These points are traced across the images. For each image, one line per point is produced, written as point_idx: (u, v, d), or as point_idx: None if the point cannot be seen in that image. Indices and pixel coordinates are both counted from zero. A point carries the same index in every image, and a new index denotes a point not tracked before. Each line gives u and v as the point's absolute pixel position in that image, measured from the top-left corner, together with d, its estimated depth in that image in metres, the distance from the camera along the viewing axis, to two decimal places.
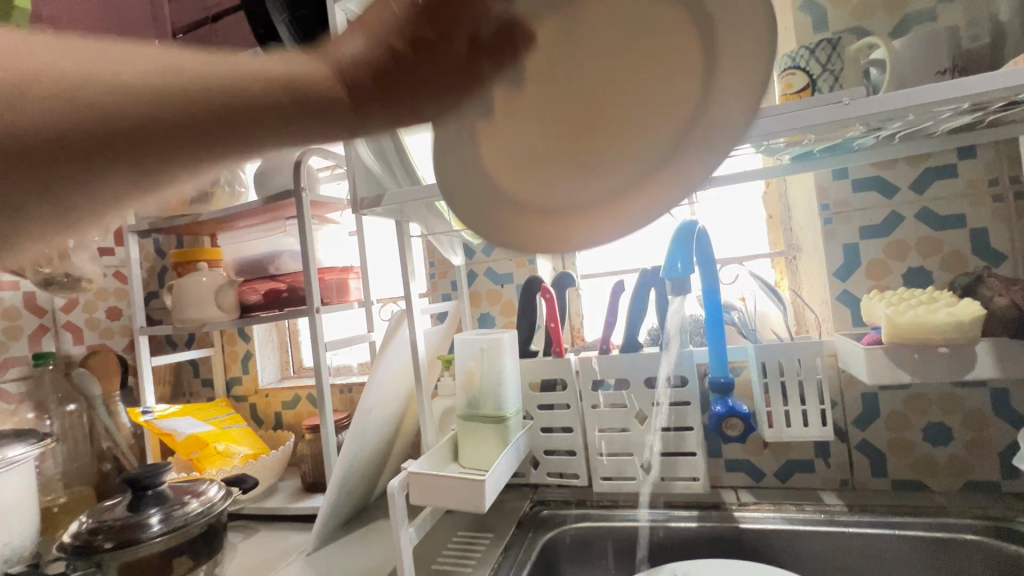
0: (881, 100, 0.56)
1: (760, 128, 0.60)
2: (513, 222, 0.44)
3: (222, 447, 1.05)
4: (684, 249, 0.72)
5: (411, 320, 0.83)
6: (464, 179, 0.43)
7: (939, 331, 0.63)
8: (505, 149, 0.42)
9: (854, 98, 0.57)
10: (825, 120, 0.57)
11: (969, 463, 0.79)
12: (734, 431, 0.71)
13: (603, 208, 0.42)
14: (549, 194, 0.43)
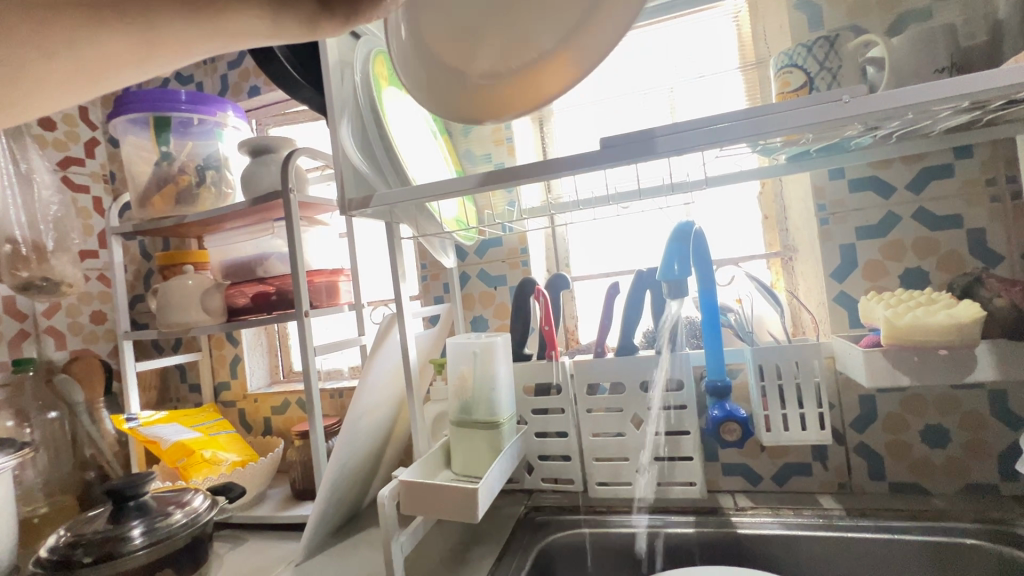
0: (881, 99, 0.55)
1: (760, 126, 0.58)
2: (486, 97, 0.50)
3: (209, 455, 1.03)
4: (681, 250, 0.70)
5: (402, 323, 0.81)
6: (431, 75, 0.51)
7: (939, 333, 0.62)
8: (458, 45, 0.51)
9: (854, 96, 0.56)
10: (824, 120, 0.56)
11: (968, 465, 0.78)
12: (732, 436, 0.69)
13: (565, 52, 0.48)
14: (508, 62, 0.49)
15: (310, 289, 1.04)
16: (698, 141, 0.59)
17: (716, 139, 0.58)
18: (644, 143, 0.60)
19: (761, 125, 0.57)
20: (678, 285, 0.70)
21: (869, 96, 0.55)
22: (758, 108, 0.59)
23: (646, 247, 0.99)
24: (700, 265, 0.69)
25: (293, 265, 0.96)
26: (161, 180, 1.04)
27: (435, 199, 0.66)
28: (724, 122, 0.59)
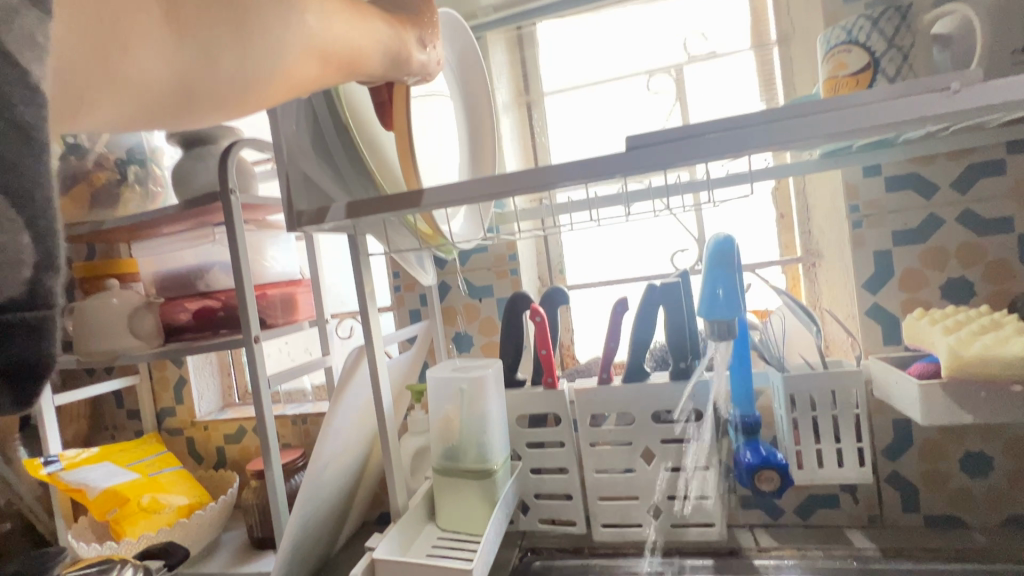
0: (1012, 84, 0.39)
1: (799, 132, 0.42)
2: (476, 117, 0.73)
3: (147, 502, 0.87)
4: (721, 271, 0.57)
5: (373, 356, 0.67)
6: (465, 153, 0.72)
7: (1015, 367, 0.53)
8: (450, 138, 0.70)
9: (965, 83, 0.41)
10: (892, 122, 0.41)
11: (1010, 495, 0.71)
12: (768, 485, 0.59)
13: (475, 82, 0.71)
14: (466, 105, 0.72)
15: (263, 304, 0.88)
16: (704, 153, 0.44)
17: (732, 148, 0.43)
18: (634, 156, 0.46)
19: (790, 131, 0.42)
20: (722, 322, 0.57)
21: (988, 83, 0.39)
22: (791, 104, 0.43)
23: (652, 252, 0.88)
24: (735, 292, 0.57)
25: (238, 281, 0.79)
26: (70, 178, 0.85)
27: (411, 212, 0.51)
28: (735, 125, 0.44)
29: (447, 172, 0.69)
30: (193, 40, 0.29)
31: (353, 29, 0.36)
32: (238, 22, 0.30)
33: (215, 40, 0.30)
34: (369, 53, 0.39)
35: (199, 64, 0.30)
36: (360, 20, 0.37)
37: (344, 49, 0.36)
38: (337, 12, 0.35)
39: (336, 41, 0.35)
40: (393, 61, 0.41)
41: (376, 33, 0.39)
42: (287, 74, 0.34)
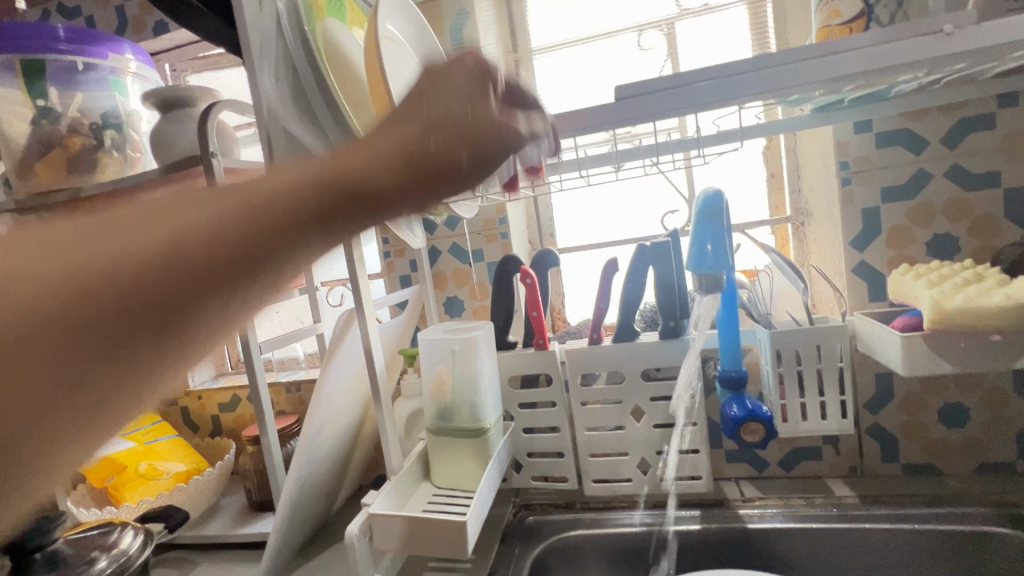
0: (1007, 25, 0.38)
1: (793, 77, 0.41)
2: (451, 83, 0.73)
3: (145, 468, 0.89)
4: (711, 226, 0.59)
5: (363, 319, 0.66)
6: None
7: (994, 317, 0.54)
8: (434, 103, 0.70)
9: (960, 25, 0.40)
10: (883, 66, 0.40)
11: (985, 443, 0.73)
12: (753, 437, 0.61)
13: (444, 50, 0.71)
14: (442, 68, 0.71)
15: None
16: (687, 104, 0.43)
17: (718, 98, 0.43)
18: (607, 107, 0.45)
19: (776, 81, 0.42)
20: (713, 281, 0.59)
21: (985, 24, 0.38)
22: (782, 49, 0.42)
23: (643, 213, 0.88)
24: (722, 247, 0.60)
25: None
26: (44, 144, 0.82)
27: None
28: (722, 73, 0.43)
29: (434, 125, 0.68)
30: (80, 294, 0.23)
31: (323, 207, 0.30)
32: (132, 240, 0.25)
33: (128, 317, 0.24)
34: (372, 211, 0.32)
35: (89, 328, 0.23)
36: (346, 167, 0.31)
37: (301, 242, 0.29)
38: (299, 178, 0.29)
39: (283, 236, 0.28)
40: (396, 204, 0.34)
41: (383, 172, 0.33)
42: (214, 298, 0.26)
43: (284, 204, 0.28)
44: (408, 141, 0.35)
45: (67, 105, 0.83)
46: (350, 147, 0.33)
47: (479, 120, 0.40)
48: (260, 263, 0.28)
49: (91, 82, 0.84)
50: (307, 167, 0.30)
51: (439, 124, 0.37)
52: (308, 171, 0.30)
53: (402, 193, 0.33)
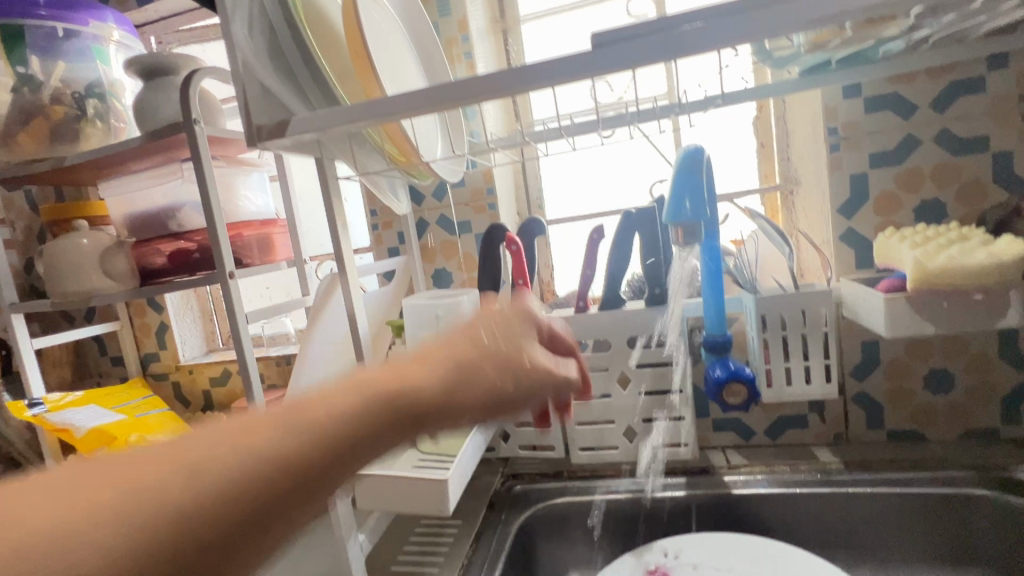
0: None
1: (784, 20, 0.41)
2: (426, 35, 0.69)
3: (134, 439, 0.88)
4: (691, 183, 0.60)
5: (346, 284, 0.65)
6: (430, 68, 0.71)
7: (976, 276, 0.54)
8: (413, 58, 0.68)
9: None
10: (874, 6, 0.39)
11: (969, 410, 0.74)
12: (735, 398, 0.62)
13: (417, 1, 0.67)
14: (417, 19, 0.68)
15: (237, 243, 0.87)
16: (672, 49, 0.43)
17: (703, 43, 0.42)
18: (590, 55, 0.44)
19: (761, 24, 0.41)
20: (693, 229, 0.61)
21: None
22: None
23: (632, 182, 0.87)
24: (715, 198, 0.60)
25: (209, 220, 0.78)
26: (24, 113, 0.81)
27: (373, 123, 0.49)
28: (711, 17, 0.42)
29: (413, 77, 0.66)
30: (202, 502, 0.27)
31: (377, 423, 0.34)
32: (239, 452, 0.29)
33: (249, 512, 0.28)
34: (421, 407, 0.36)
35: (182, 548, 0.26)
36: (404, 384, 0.36)
37: (357, 459, 0.33)
38: (360, 397, 0.34)
39: (360, 450, 0.33)
40: (456, 411, 0.39)
41: (435, 377, 0.38)
42: (285, 510, 0.29)
43: (349, 423, 0.33)
44: (458, 358, 0.40)
45: (50, 74, 0.81)
46: (405, 361, 0.39)
47: (525, 339, 0.45)
48: (327, 479, 0.31)
49: (77, 52, 0.83)
50: (371, 385, 0.35)
51: (485, 346, 0.41)
52: (370, 388, 0.35)
53: (446, 402, 0.37)
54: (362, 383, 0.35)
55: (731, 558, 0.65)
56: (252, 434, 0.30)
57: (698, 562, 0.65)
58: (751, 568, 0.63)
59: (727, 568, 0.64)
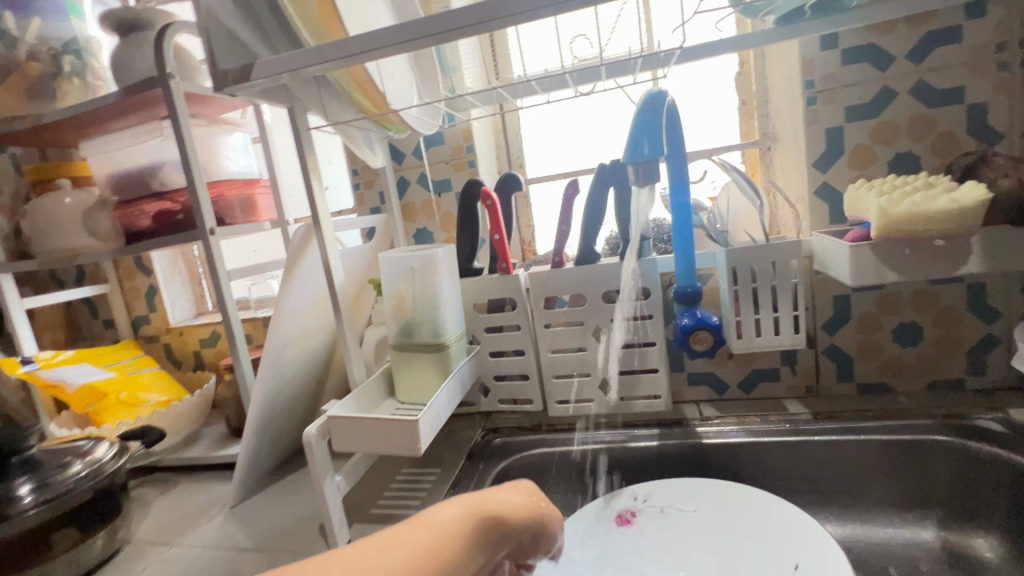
0: None
1: None
2: None
3: (126, 396, 0.91)
4: (653, 126, 0.61)
5: (321, 236, 0.67)
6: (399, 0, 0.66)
7: (938, 222, 0.54)
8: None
9: None
10: None
11: (936, 362, 0.75)
12: (702, 345, 0.64)
13: None
14: None
15: (220, 204, 0.88)
16: None
17: None
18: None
19: None
20: (647, 169, 0.63)
21: None
22: None
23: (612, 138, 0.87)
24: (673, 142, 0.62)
25: (189, 178, 0.79)
26: (1, 70, 0.81)
27: (338, 65, 0.50)
28: None
29: (381, 11, 0.62)
30: None
31: (479, 546, 0.39)
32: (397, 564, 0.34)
33: None
34: (506, 527, 0.41)
35: None
36: (494, 507, 0.42)
37: None
38: (461, 517, 0.39)
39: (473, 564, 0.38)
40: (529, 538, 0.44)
41: (515, 502, 0.43)
42: None
43: (455, 542, 0.38)
44: (521, 494, 0.45)
45: (25, 30, 0.81)
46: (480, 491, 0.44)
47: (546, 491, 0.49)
48: None
49: (49, 6, 0.82)
50: (467, 503, 0.41)
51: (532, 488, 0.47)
52: (468, 504, 0.41)
53: (520, 524, 0.43)
54: (461, 500, 0.41)
55: (698, 500, 0.67)
56: (392, 550, 0.35)
57: (665, 504, 0.68)
58: (716, 508, 0.65)
59: (693, 509, 0.66)
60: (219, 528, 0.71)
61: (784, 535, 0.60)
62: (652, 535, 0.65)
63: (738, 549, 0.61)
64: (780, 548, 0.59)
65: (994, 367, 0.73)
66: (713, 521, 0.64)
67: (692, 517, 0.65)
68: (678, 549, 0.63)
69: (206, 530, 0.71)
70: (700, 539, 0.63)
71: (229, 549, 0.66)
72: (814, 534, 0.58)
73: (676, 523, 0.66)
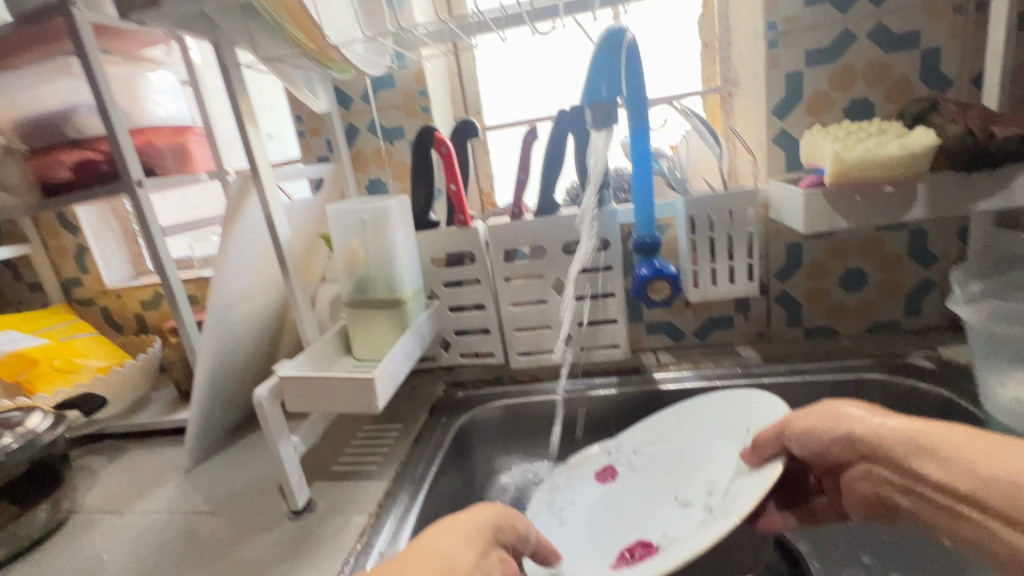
0: None
1: None
2: None
3: (60, 364, 0.85)
4: (610, 64, 0.59)
5: (261, 188, 0.62)
6: None
7: (889, 167, 0.55)
8: None
9: None
10: None
11: (877, 305, 0.79)
12: (659, 295, 0.64)
13: None
14: None
15: (149, 153, 0.80)
16: None
17: None
18: None
19: None
20: (606, 112, 0.60)
21: None
22: None
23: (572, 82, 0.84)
24: (631, 84, 0.60)
25: (107, 124, 0.71)
26: None
27: None
28: None
29: None
30: None
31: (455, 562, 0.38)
32: None
33: None
34: (478, 536, 0.41)
35: None
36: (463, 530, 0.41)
37: None
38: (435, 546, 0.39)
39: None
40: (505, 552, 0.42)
41: (486, 521, 0.42)
42: None
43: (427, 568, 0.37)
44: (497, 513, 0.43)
45: None
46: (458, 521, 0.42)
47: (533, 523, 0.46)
48: None
49: None
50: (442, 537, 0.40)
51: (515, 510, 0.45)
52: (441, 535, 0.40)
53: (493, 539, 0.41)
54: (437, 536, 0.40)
55: (663, 431, 0.67)
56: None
57: (638, 447, 0.68)
58: (681, 432, 0.65)
59: (659, 440, 0.67)
60: (172, 493, 0.69)
61: (735, 410, 0.62)
62: (632, 477, 0.64)
63: (709, 450, 0.60)
64: (735, 424, 0.60)
65: (928, 309, 0.78)
66: (678, 439, 0.65)
67: (661, 447, 0.66)
68: (654, 483, 0.62)
69: (159, 497, 0.69)
70: (673, 465, 0.62)
71: (184, 514, 0.65)
72: (763, 401, 0.59)
73: (648, 458, 0.66)
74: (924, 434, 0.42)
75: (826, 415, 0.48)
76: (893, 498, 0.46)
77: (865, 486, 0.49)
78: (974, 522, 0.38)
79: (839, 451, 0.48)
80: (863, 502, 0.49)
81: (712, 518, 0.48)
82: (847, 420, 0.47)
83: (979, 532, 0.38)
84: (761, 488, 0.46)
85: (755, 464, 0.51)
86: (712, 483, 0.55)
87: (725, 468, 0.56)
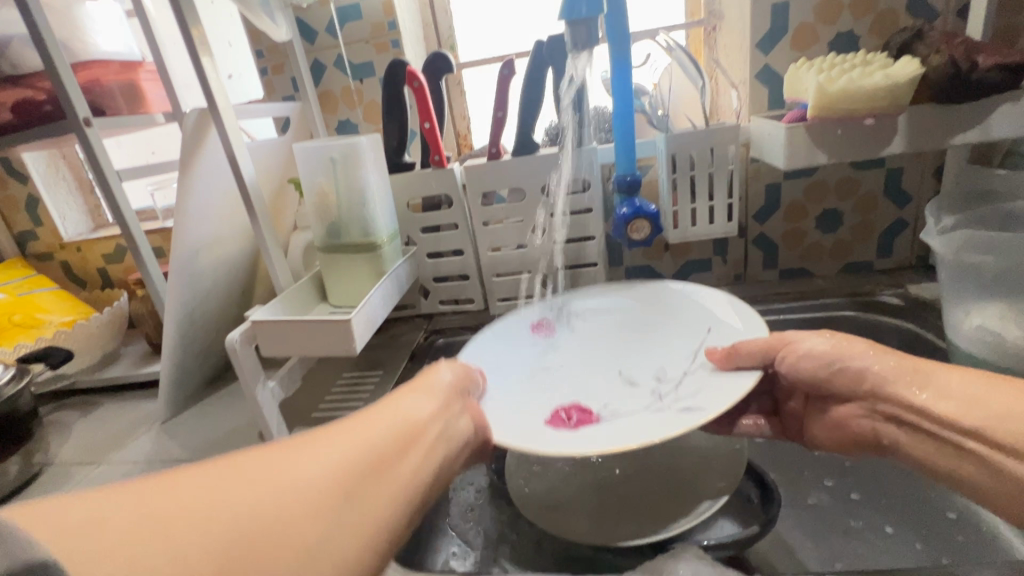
0: None
1: None
2: None
3: (20, 319, 0.83)
4: None
5: (220, 124, 0.58)
6: None
7: (872, 99, 0.55)
8: None
9: None
10: None
11: (851, 246, 0.80)
12: (639, 234, 0.64)
13: None
14: None
15: (97, 91, 0.75)
16: None
17: None
18: None
19: None
20: (585, 33, 0.58)
21: None
22: None
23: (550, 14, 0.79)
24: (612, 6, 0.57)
25: (44, 56, 0.65)
26: None
27: None
28: None
29: None
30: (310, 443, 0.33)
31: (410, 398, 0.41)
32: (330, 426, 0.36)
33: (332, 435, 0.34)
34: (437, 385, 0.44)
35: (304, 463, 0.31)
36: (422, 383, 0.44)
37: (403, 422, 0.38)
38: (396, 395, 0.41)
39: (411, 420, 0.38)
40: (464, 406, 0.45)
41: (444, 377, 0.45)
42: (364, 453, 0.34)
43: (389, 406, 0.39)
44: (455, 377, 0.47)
45: None
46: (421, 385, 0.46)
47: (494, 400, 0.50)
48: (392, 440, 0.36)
49: None
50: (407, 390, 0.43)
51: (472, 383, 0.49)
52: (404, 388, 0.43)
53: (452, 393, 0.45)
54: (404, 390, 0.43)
55: (613, 311, 0.66)
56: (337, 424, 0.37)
57: (582, 312, 0.66)
58: (635, 316, 0.64)
59: (609, 313, 0.65)
60: (150, 444, 0.69)
61: (698, 313, 0.60)
62: (569, 339, 0.63)
63: (662, 337, 0.59)
64: (697, 322, 0.59)
65: (899, 249, 0.79)
66: (631, 321, 0.63)
67: (607, 321, 0.64)
68: (596, 352, 0.60)
69: (136, 447, 0.68)
70: (615, 343, 0.61)
71: (163, 462, 0.64)
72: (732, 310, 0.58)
73: (591, 327, 0.64)
74: (940, 369, 0.43)
75: (836, 346, 0.48)
76: (890, 438, 0.45)
77: (862, 424, 0.48)
78: (977, 456, 0.39)
79: (846, 384, 0.48)
80: (854, 436, 0.49)
81: (667, 405, 0.47)
82: (856, 355, 0.47)
83: (980, 465, 0.38)
84: (733, 397, 0.44)
85: (722, 365, 0.50)
86: (661, 368, 0.54)
87: (677, 357, 0.55)
